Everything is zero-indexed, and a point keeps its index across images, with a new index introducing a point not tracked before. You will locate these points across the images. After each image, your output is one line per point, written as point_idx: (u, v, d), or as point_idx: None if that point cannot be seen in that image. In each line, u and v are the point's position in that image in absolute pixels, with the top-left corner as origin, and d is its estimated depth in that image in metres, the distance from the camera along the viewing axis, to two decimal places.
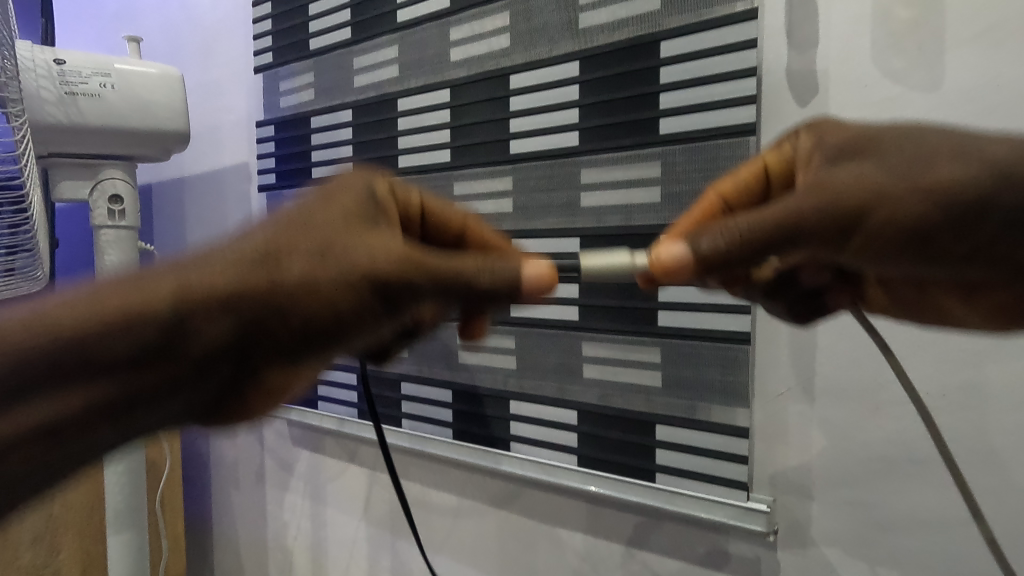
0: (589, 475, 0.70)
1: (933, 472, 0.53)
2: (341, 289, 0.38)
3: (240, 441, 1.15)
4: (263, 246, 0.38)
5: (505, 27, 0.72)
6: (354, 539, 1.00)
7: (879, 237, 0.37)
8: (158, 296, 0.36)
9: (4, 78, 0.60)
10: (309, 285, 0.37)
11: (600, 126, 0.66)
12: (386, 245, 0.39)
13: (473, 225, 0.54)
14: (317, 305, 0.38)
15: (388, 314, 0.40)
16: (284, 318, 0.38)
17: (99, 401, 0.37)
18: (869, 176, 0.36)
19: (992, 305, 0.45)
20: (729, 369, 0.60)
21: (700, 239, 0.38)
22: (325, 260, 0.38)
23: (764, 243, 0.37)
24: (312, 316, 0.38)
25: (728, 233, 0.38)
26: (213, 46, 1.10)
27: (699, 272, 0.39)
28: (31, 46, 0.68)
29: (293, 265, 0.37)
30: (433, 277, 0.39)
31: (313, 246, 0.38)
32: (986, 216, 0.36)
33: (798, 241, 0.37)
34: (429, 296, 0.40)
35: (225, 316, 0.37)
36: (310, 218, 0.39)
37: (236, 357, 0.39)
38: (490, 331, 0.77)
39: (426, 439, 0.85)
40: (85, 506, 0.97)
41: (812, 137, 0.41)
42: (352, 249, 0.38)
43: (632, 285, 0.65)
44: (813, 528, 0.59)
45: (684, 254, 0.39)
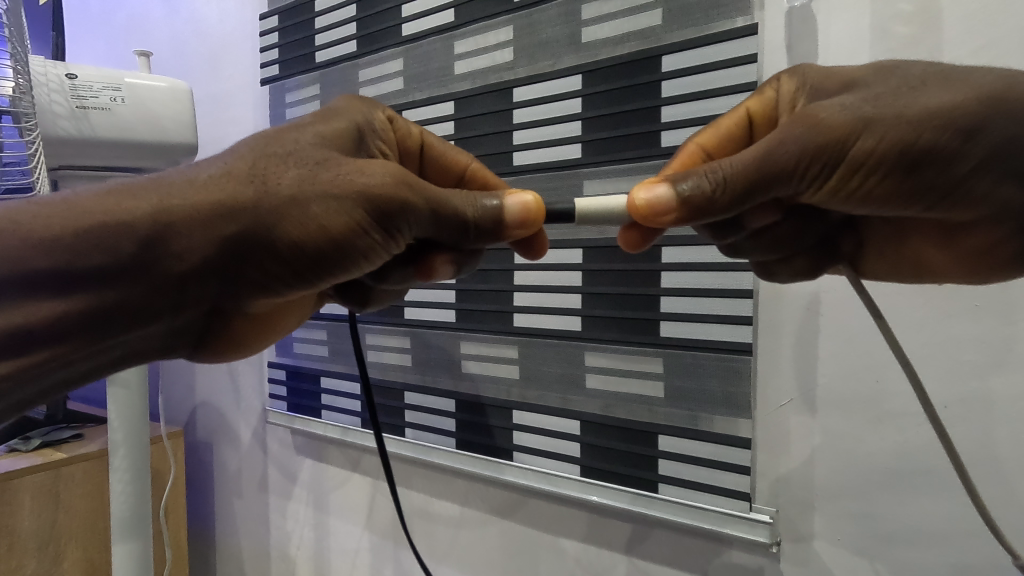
0: (591, 485, 0.70)
1: (935, 484, 0.54)
2: (331, 211, 0.39)
3: (244, 449, 1.15)
4: (249, 168, 0.40)
5: (509, 41, 0.73)
6: (357, 548, 1.00)
7: (867, 161, 0.38)
8: (142, 209, 0.39)
9: (14, 94, 0.65)
10: (298, 204, 0.39)
11: (602, 139, 0.67)
12: (380, 164, 0.40)
13: (477, 171, 0.56)
14: (305, 224, 0.39)
15: (387, 240, 0.41)
16: (269, 238, 0.39)
17: (90, 308, 0.40)
18: (855, 108, 0.38)
19: (975, 247, 0.45)
20: (731, 380, 0.61)
21: (682, 180, 0.38)
22: (312, 179, 0.39)
23: (750, 186, 0.37)
24: (300, 238, 0.39)
25: (713, 174, 0.37)
26: (220, 58, 1.11)
27: (683, 214, 0.38)
28: (45, 63, 0.70)
29: (278, 182, 0.39)
30: (429, 202, 0.40)
31: (303, 164, 0.40)
32: (957, 158, 0.38)
33: (780, 179, 0.37)
34: (426, 220, 0.41)
35: (206, 234, 0.39)
36: (299, 140, 0.42)
37: (218, 278, 0.42)
38: (493, 341, 0.78)
39: (430, 448, 0.85)
40: (89, 514, 0.98)
41: (793, 80, 0.44)
42: (347, 169, 0.40)
43: (635, 296, 0.66)
44: (816, 540, 0.59)
45: (668, 194, 0.38)
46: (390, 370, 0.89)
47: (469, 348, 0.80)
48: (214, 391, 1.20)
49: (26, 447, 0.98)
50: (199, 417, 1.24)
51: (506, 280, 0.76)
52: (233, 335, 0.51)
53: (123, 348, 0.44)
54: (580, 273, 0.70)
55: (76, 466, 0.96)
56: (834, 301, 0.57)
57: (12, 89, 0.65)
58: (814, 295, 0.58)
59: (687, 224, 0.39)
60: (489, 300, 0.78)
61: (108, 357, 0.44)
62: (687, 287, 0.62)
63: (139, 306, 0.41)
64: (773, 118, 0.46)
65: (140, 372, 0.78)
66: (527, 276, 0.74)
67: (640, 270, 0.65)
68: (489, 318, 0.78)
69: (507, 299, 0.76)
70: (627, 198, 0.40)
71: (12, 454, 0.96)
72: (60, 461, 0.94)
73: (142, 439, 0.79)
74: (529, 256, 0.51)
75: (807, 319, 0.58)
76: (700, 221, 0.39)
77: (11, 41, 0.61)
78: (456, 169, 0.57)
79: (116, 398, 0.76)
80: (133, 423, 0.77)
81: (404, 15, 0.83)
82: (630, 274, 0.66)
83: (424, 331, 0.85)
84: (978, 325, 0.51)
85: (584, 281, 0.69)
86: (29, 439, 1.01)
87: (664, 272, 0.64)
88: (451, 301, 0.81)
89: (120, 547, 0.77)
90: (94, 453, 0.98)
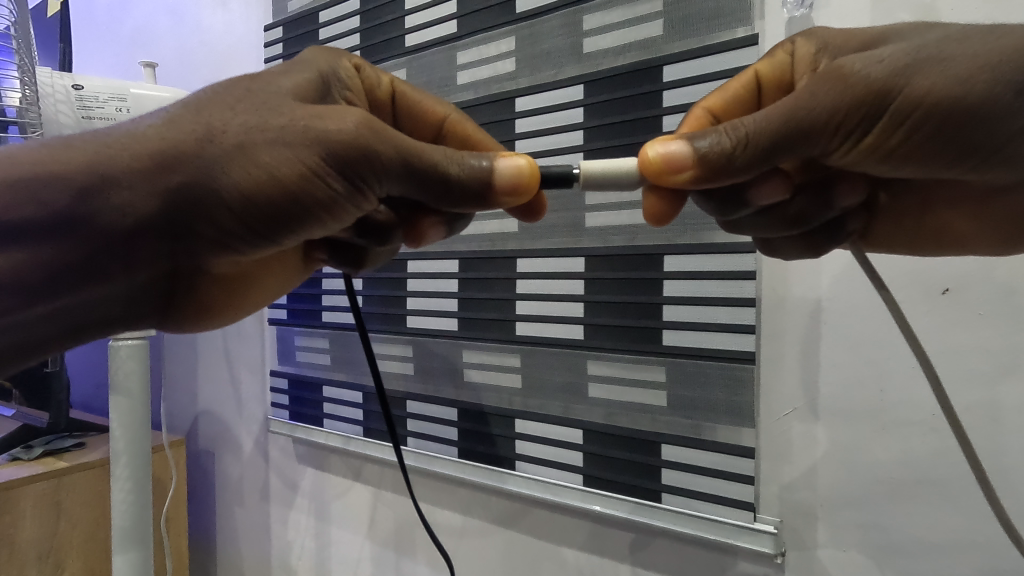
0: (595, 495, 0.70)
1: (941, 494, 0.53)
2: (287, 159, 0.38)
3: (245, 457, 1.15)
4: (208, 124, 0.39)
5: (511, 51, 0.74)
6: (359, 558, 0.99)
7: (910, 118, 0.36)
8: (80, 161, 0.40)
9: (20, 105, 0.70)
10: (248, 151, 0.38)
11: (604, 149, 0.67)
12: (345, 110, 0.39)
13: (456, 121, 0.56)
14: (260, 175, 0.38)
15: (354, 194, 0.40)
16: (220, 191, 0.39)
17: (27, 266, 0.41)
18: (894, 60, 0.36)
19: (1008, 218, 0.46)
20: (735, 389, 0.61)
21: (699, 137, 0.37)
22: (268, 127, 0.38)
23: (770, 146, 0.36)
24: (252, 188, 0.38)
25: (735, 132, 0.36)
26: (224, 66, 1.12)
27: (700, 171, 0.38)
28: (52, 73, 0.73)
29: (232, 133, 0.38)
30: (400, 155, 0.39)
31: (254, 111, 0.39)
32: (1009, 114, 0.36)
33: (804, 141, 0.36)
34: (398, 173, 0.39)
35: (151, 186, 0.39)
36: (258, 89, 0.40)
37: (163, 238, 0.42)
38: (496, 349, 0.78)
39: (432, 457, 0.85)
40: (91, 522, 0.98)
41: (810, 42, 0.44)
42: (303, 115, 0.38)
43: (638, 305, 0.66)
44: (821, 550, 0.59)
45: (685, 152, 0.38)
46: (391, 378, 0.89)
47: (471, 356, 0.80)
48: (215, 398, 1.20)
49: (28, 456, 0.98)
50: (200, 425, 1.23)
51: (509, 288, 0.76)
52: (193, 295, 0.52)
53: (75, 312, 0.45)
54: (582, 281, 0.70)
55: (76, 474, 0.96)
56: (835, 309, 0.57)
57: (19, 100, 0.70)
58: (815, 302, 0.58)
59: (705, 182, 0.38)
60: (491, 309, 0.78)
61: (62, 321, 0.45)
62: (689, 296, 0.62)
63: (88, 266, 0.42)
64: (784, 80, 0.46)
65: (142, 380, 0.78)
66: (529, 285, 0.74)
67: (642, 279, 0.65)
68: (491, 327, 0.78)
69: (510, 308, 0.76)
70: (638, 154, 0.40)
71: (14, 463, 0.96)
72: (62, 469, 0.94)
73: (144, 448, 0.78)
74: (526, 219, 0.51)
75: (809, 327, 0.58)
76: (716, 182, 0.38)
77: (18, 52, 0.69)
78: (433, 122, 0.57)
79: (117, 407, 0.77)
80: (134, 432, 0.77)
81: (406, 26, 0.83)
82: (633, 284, 0.66)
83: (426, 340, 0.85)
84: (981, 332, 0.51)
85: (586, 289, 0.70)
86: (31, 447, 1.01)
87: (666, 280, 0.64)
88: (454, 309, 0.81)
89: (121, 557, 0.77)
90: (94, 462, 0.98)
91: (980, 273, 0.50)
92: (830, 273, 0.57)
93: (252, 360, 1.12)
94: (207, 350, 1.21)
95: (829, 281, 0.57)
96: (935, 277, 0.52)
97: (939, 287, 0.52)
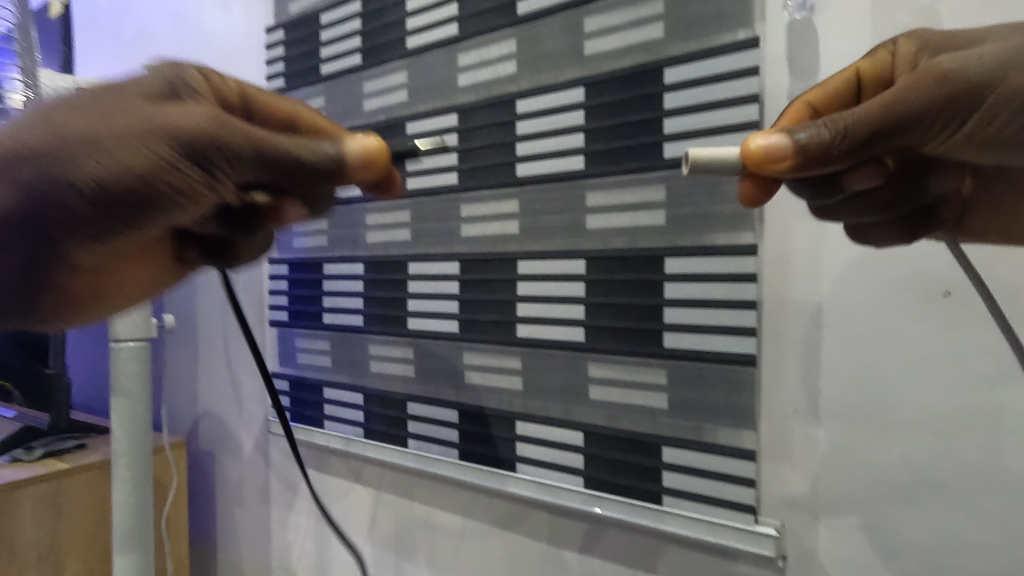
0: (595, 498, 0.70)
1: (943, 497, 0.53)
2: (136, 150, 0.39)
3: (246, 458, 1.15)
4: (52, 123, 0.40)
5: (511, 53, 0.74)
6: (359, 560, 0.99)
7: (1010, 110, 0.36)
8: None
9: (23, 107, 0.68)
10: (94, 144, 0.39)
11: (605, 151, 0.67)
12: (194, 109, 0.41)
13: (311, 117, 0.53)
14: (109, 165, 0.39)
15: (207, 182, 0.41)
16: (62, 183, 0.39)
17: None
18: (992, 57, 0.36)
19: None
20: (735, 392, 0.60)
21: (800, 130, 0.37)
22: (113, 124, 0.39)
23: (872, 136, 0.36)
24: (98, 177, 0.39)
25: (834, 124, 0.36)
26: (225, 68, 1.13)
27: (799, 161, 0.37)
28: (53, 76, 0.71)
29: (75, 128, 0.39)
30: (251, 145, 0.40)
31: (94, 110, 0.40)
32: None
33: (910, 131, 0.36)
34: (250, 160, 0.40)
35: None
36: (106, 93, 0.41)
37: (12, 242, 0.42)
38: (496, 351, 0.78)
39: (433, 459, 0.85)
40: (91, 523, 0.98)
41: (912, 41, 0.42)
42: (150, 112, 0.40)
43: (638, 307, 0.66)
44: (822, 552, 0.59)
45: (785, 143, 0.37)
46: (392, 380, 0.89)
47: (471, 358, 0.80)
48: (215, 399, 1.20)
49: (28, 457, 0.98)
50: (201, 427, 1.23)
51: (509, 291, 0.76)
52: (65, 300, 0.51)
53: None
54: (583, 283, 0.70)
55: (77, 476, 0.96)
56: (836, 311, 0.57)
57: (21, 102, 0.68)
58: (815, 305, 0.58)
59: (801, 173, 0.38)
60: (492, 311, 0.78)
61: None
62: (690, 298, 0.62)
63: None
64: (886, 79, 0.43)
65: (143, 382, 0.78)
66: (530, 287, 0.74)
67: (643, 281, 0.65)
68: (492, 329, 0.78)
69: (510, 310, 0.76)
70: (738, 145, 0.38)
71: (15, 465, 0.96)
72: (62, 471, 0.94)
73: (144, 450, 0.78)
74: (386, 195, 0.49)
75: (810, 329, 0.58)
76: (812, 171, 0.38)
77: (21, 55, 0.68)
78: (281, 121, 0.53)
79: (118, 408, 0.77)
80: (135, 433, 0.77)
81: (408, 28, 0.84)
82: (634, 286, 0.66)
83: (427, 342, 0.85)
84: (983, 335, 0.51)
85: (587, 291, 0.69)
86: (32, 449, 1.01)
87: (667, 282, 0.64)
88: (454, 311, 0.81)
89: (121, 559, 0.77)
90: (94, 463, 0.98)
91: (981, 276, 0.50)
92: (830, 276, 0.57)
93: (253, 362, 1.12)
94: (207, 352, 1.21)
95: (830, 283, 0.57)
96: (936, 279, 0.52)
97: (940, 289, 0.52)
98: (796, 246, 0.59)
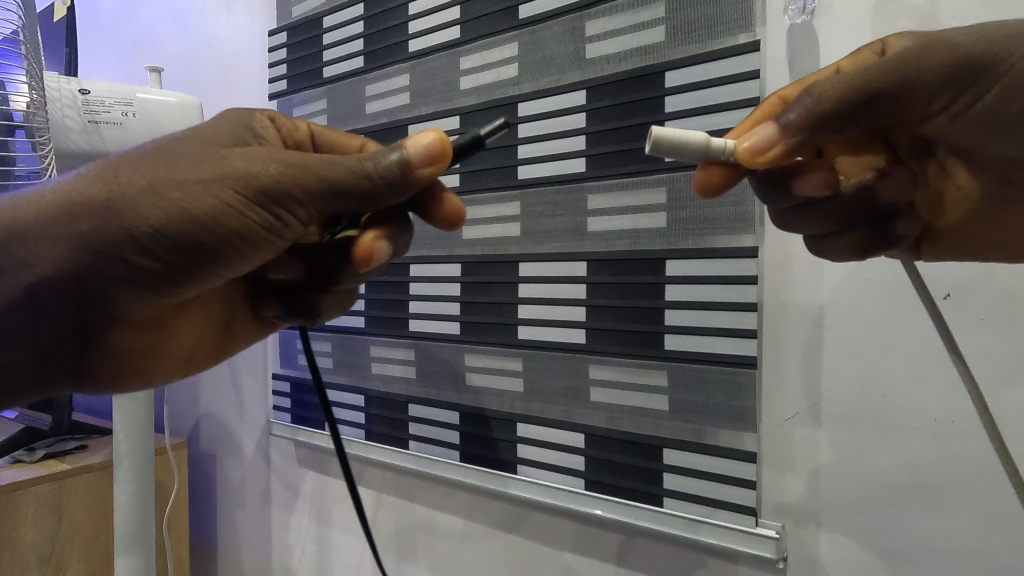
0: (596, 500, 0.70)
1: (941, 500, 0.53)
2: (203, 195, 0.40)
3: (247, 460, 1.15)
4: (116, 176, 0.41)
5: (513, 57, 0.74)
6: (360, 562, 0.99)
7: (1011, 86, 0.37)
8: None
9: (29, 110, 0.69)
10: (158, 192, 0.40)
11: (607, 153, 0.67)
12: (258, 153, 0.42)
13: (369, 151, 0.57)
14: (175, 211, 0.40)
15: (274, 220, 0.42)
16: (130, 232, 0.40)
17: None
18: (1000, 30, 0.37)
19: None
20: (736, 394, 0.61)
21: (785, 113, 0.38)
22: (176, 171, 0.41)
23: (853, 107, 0.37)
24: (166, 223, 0.40)
25: (817, 92, 0.37)
26: (227, 71, 1.13)
27: (788, 145, 0.39)
28: (60, 79, 0.74)
29: (139, 178, 0.40)
30: (320, 177, 0.41)
31: (155, 162, 0.41)
32: None
33: (902, 100, 0.38)
34: (325, 193, 0.41)
35: (62, 237, 0.41)
36: (168, 146, 0.43)
37: (77, 298, 0.44)
38: (497, 353, 0.78)
39: (433, 460, 0.85)
40: (92, 524, 0.98)
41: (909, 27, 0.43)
42: (214, 159, 0.41)
43: (639, 309, 0.66)
44: (822, 555, 0.59)
45: (772, 131, 0.39)
46: (393, 381, 0.89)
47: (473, 360, 0.80)
48: (217, 401, 1.20)
49: (30, 458, 0.98)
50: (202, 428, 1.24)
51: (511, 292, 0.76)
52: (121, 349, 0.52)
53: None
54: (584, 286, 0.70)
55: (79, 477, 0.96)
56: (837, 314, 0.57)
57: (27, 105, 0.69)
58: (817, 307, 0.58)
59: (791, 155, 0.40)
60: (494, 312, 0.78)
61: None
62: (691, 300, 0.62)
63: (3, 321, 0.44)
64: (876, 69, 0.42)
65: None
66: (531, 289, 0.74)
67: (645, 283, 0.65)
68: (493, 331, 0.78)
69: (512, 312, 0.76)
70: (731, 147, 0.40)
71: (17, 465, 0.96)
72: (64, 472, 0.94)
73: (146, 450, 0.79)
74: (445, 227, 0.50)
75: (810, 331, 0.59)
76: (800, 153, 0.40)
77: (28, 58, 0.67)
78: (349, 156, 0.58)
79: (121, 409, 0.77)
80: (137, 434, 0.77)
81: (410, 31, 0.84)
82: (635, 288, 0.66)
83: (428, 344, 0.85)
84: (983, 337, 0.51)
85: (588, 293, 0.70)
86: (33, 449, 1.01)
87: (668, 285, 0.64)
88: (456, 313, 0.82)
89: (122, 560, 0.77)
90: (96, 464, 0.99)
91: (981, 280, 0.51)
92: (831, 279, 0.57)
93: (255, 363, 1.12)
94: None
95: (831, 286, 0.57)
96: (936, 283, 0.52)
97: (940, 292, 0.52)
98: (797, 248, 0.59)
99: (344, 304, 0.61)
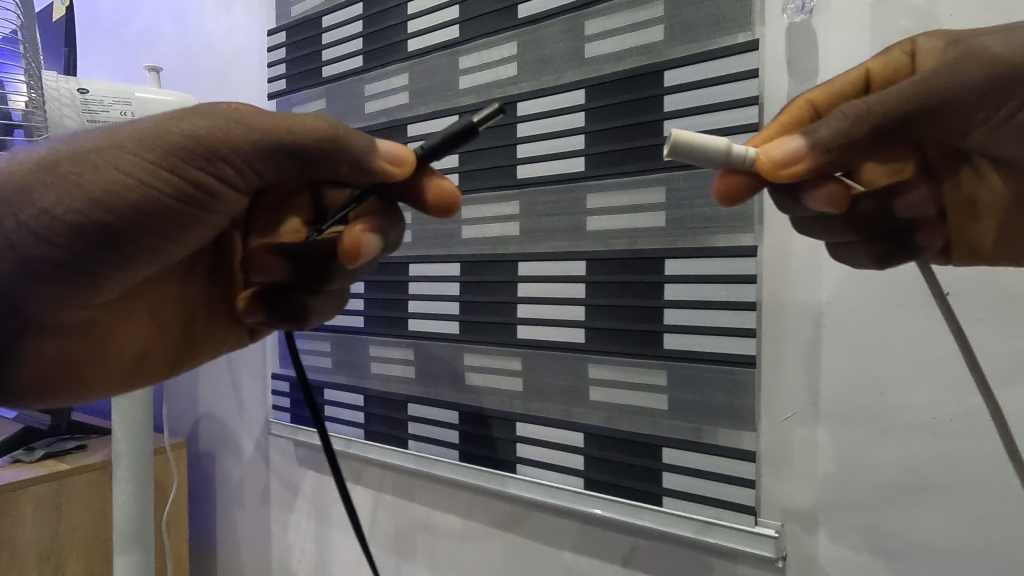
0: (596, 499, 0.70)
1: (940, 499, 0.53)
2: (110, 159, 0.39)
3: (246, 460, 1.15)
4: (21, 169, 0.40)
5: (512, 56, 0.74)
6: (359, 562, 0.99)
7: None
8: None
9: (28, 108, 0.70)
10: (63, 166, 0.39)
11: (606, 152, 0.67)
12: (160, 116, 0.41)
13: None
14: (83, 179, 0.39)
15: (195, 175, 0.41)
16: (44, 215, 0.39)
17: None
18: None
19: None
20: (735, 393, 0.61)
21: (818, 128, 0.37)
22: (78, 146, 0.40)
23: (887, 128, 0.37)
24: (77, 192, 0.39)
25: (853, 112, 0.37)
26: (226, 71, 1.13)
27: (814, 162, 0.38)
28: (58, 78, 0.74)
29: (42, 162, 0.40)
30: (228, 119, 0.40)
31: (57, 149, 0.41)
32: None
33: (941, 115, 0.37)
34: (240, 137, 0.40)
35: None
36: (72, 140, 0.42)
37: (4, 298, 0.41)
38: (497, 352, 0.78)
39: (433, 460, 0.85)
40: (91, 524, 0.98)
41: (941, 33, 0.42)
42: (112, 130, 0.41)
43: (639, 308, 0.66)
44: (821, 554, 0.59)
45: (798, 146, 0.38)
46: (392, 381, 0.89)
47: (472, 359, 0.80)
48: (216, 401, 1.20)
49: (29, 458, 0.98)
50: (202, 428, 1.23)
51: (510, 292, 0.76)
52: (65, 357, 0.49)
53: None
54: (583, 285, 0.70)
55: (78, 477, 0.96)
56: (836, 313, 0.57)
57: (25, 104, 0.70)
58: (816, 307, 0.58)
59: (816, 173, 0.39)
60: (493, 312, 0.78)
61: None
62: (690, 299, 0.62)
63: None
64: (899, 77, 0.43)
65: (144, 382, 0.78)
66: (531, 288, 0.74)
67: (644, 282, 0.65)
68: (492, 330, 0.78)
69: (511, 311, 0.76)
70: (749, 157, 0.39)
71: (16, 465, 0.96)
72: (63, 472, 0.94)
73: (145, 450, 0.79)
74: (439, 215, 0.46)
75: (809, 330, 0.59)
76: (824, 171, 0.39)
77: (26, 57, 0.70)
78: None
79: (120, 409, 0.77)
80: (136, 434, 0.77)
81: (409, 30, 0.84)
82: (634, 287, 0.66)
83: (428, 343, 0.85)
84: (982, 336, 0.51)
85: (587, 293, 0.70)
86: (32, 449, 1.01)
87: (667, 284, 0.64)
88: (455, 313, 0.82)
89: (121, 559, 0.77)
90: (95, 464, 0.99)
91: (980, 278, 0.51)
92: (830, 278, 0.57)
93: (254, 363, 1.12)
94: None
95: (830, 285, 0.57)
96: (935, 281, 0.52)
97: (939, 291, 0.52)
98: (796, 248, 0.59)
99: (336, 306, 0.60)
